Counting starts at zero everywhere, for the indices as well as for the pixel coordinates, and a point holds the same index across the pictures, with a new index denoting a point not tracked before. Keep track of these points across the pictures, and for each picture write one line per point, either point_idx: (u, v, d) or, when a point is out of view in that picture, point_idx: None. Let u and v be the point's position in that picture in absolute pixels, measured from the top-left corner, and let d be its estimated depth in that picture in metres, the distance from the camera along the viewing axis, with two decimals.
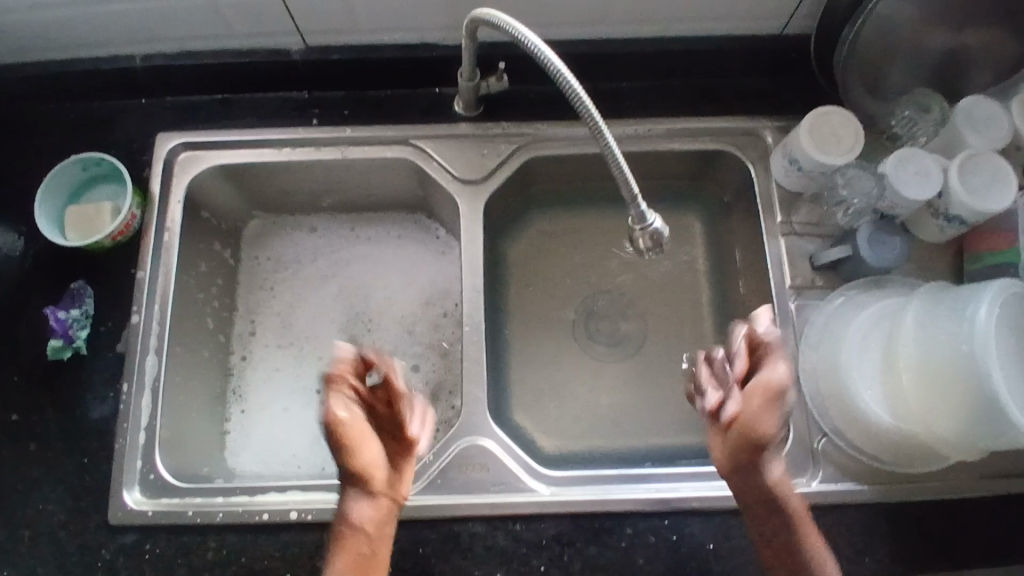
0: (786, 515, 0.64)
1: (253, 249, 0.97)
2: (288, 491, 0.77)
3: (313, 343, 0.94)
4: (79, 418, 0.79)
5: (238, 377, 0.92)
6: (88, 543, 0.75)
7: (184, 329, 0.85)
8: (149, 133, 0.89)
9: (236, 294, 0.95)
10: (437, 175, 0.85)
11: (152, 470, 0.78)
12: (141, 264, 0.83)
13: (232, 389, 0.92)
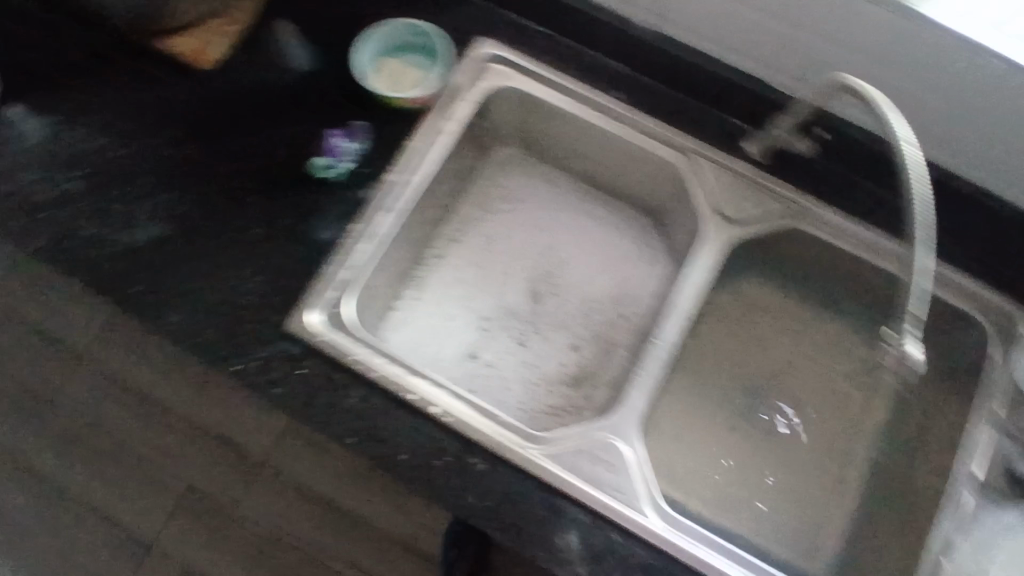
0: None
1: (490, 171, 1.04)
2: (438, 387, 0.81)
3: (501, 275, 1.01)
4: (305, 230, 0.86)
5: (427, 268, 1.01)
6: (261, 334, 0.82)
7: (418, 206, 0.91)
8: (477, 30, 0.95)
9: (460, 201, 1.03)
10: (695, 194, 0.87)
11: (339, 306, 0.84)
12: (416, 135, 0.89)
13: (417, 274, 1.00)
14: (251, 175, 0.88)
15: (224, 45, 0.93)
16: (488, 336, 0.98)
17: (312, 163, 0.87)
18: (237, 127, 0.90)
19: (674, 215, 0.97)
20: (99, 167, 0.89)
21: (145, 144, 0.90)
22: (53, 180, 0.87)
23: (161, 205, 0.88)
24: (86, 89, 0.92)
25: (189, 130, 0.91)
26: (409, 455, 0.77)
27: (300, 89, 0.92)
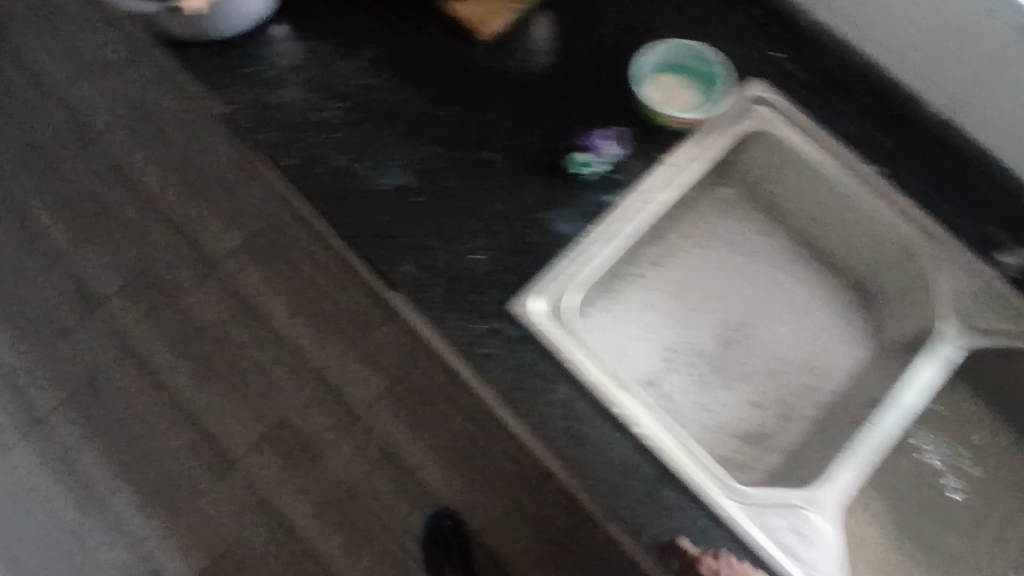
0: None
1: (702, 205, 1.04)
2: (643, 411, 0.80)
3: (692, 311, 1.00)
4: (544, 217, 0.86)
5: (622, 283, 0.99)
6: (482, 308, 0.81)
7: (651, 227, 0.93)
8: (751, 68, 0.94)
9: (670, 225, 1.02)
10: (944, 300, 0.87)
11: (561, 300, 0.83)
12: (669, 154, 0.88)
13: (610, 287, 0.98)
14: (504, 152, 0.88)
15: (507, 22, 0.94)
16: (671, 368, 0.97)
17: (570, 156, 0.87)
18: (498, 101, 0.91)
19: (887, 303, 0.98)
20: (359, 106, 0.91)
21: (406, 95, 0.91)
22: (315, 110, 0.90)
23: (409, 158, 0.88)
24: (363, 30, 0.95)
25: (452, 92, 0.91)
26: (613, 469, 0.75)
27: (567, 79, 0.92)
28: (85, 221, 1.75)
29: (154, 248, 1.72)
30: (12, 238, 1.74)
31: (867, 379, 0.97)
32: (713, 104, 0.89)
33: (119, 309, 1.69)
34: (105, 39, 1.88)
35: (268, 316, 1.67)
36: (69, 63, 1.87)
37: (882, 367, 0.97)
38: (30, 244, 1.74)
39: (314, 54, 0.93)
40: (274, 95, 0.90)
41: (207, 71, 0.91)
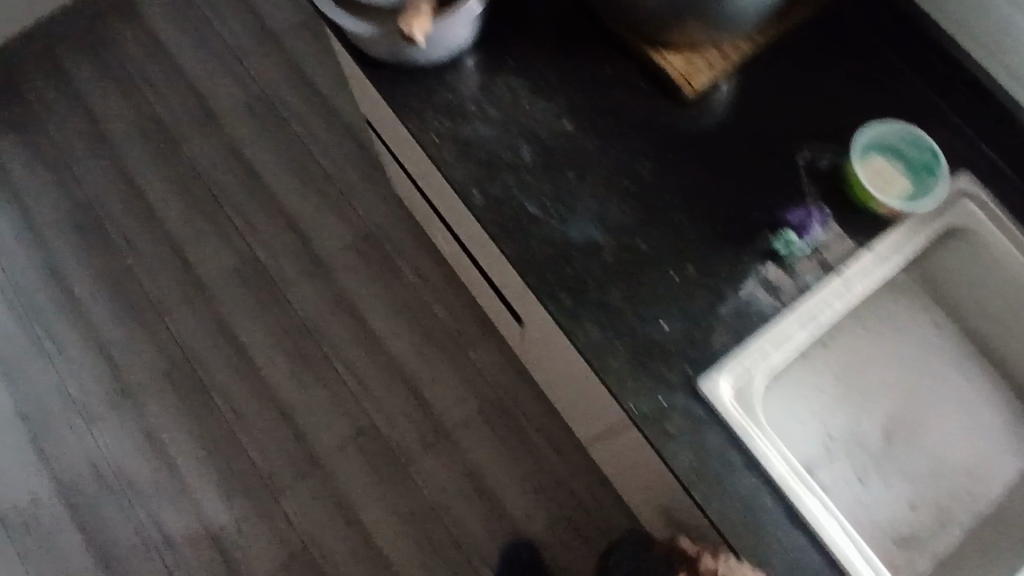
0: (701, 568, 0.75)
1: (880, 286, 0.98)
2: (823, 511, 0.76)
3: (856, 398, 0.96)
4: (735, 289, 0.82)
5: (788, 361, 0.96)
6: (666, 376, 0.78)
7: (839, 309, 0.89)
8: (959, 160, 0.90)
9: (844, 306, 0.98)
10: None
11: (744, 380, 0.80)
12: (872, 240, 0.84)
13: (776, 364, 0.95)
14: (696, 213, 0.85)
15: (708, 74, 0.90)
16: (829, 455, 0.93)
17: (779, 233, 0.83)
18: (693, 161, 0.88)
19: None
20: (551, 148, 0.89)
21: (601, 145, 0.89)
22: (507, 149, 0.89)
23: (599, 209, 0.86)
24: (558, 68, 0.92)
25: (646, 145, 0.89)
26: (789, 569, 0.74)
27: (766, 146, 0.89)
28: (201, 205, 1.77)
29: (266, 237, 1.74)
30: (130, 213, 1.77)
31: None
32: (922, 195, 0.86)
33: (224, 296, 1.70)
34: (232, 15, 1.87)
35: (370, 322, 1.68)
36: (194, 40, 1.86)
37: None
38: (146, 222, 1.76)
39: (507, 88, 0.91)
40: (468, 129, 0.90)
41: (403, 99, 0.91)
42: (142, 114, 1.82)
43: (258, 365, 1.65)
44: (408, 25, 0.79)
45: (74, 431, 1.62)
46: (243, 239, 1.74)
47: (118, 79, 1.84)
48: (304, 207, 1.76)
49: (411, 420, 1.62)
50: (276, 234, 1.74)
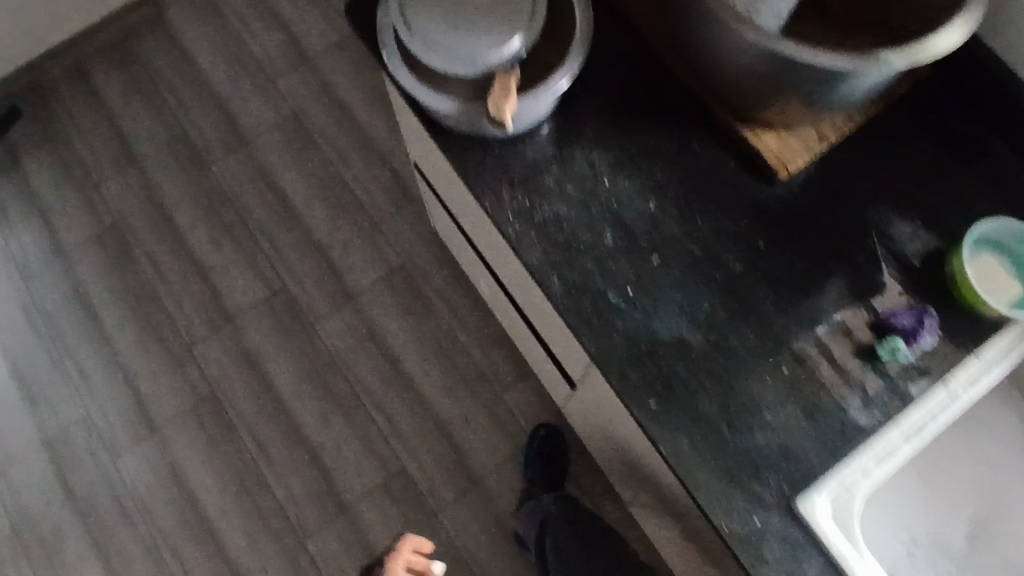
0: None
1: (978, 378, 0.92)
2: None
3: (938, 495, 0.92)
4: (834, 400, 0.77)
5: None
6: (759, 496, 0.73)
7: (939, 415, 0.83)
8: None
9: None
10: None
11: (839, 498, 0.75)
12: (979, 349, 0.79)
13: None
14: (790, 311, 0.80)
15: (805, 155, 0.84)
16: (910, 558, 0.89)
17: (888, 334, 0.77)
18: (788, 252, 0.82)
19: None
20: (635, 231, 0.82)
21: (688, 230, 0.82)
22: (588, 230, 0.82)
23: (687, 304, 0.79)
24: (643, 140, 0.86)
25: (738, 232, 0.83)
26: None
27: (867, 237, 0.83)
28: (227, 227, 1.69)
29: (297, 265, 1.67)
30: (153, 232, 1.69)
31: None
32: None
33: (250, 326, 1.63)
34: (265, 30, 1.79)
35: (402, 359, 1.60)
36: (225, 53, 1.78)
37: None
38: (169, 242, 1.69)
39: (588, 161, 0.85)
40: (545, 206, 0.83)
41: (476, 168, 0.85)
42: (170, 129, 1.75)
43: (285, 401, 1.58)
44: (495, 106, 0.76)
45: (95, 463, 1.56)
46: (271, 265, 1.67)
47: (146, 93, 1.77)
48: (335, 234, 1.69)
49: (443, 466, 1.55)
50: (306, 262, 1.67)
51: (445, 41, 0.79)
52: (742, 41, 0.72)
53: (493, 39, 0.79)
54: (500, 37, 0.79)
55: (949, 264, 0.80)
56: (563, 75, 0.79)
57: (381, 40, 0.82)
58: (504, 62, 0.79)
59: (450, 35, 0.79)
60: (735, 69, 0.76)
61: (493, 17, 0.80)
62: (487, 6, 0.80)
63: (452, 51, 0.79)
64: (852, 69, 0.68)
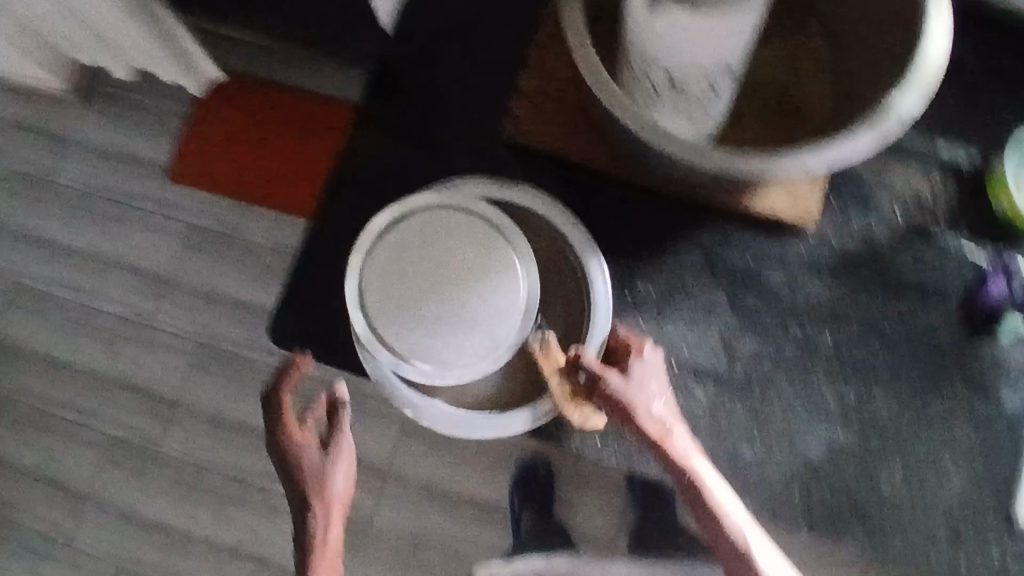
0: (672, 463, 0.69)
1: None
2: None
3: None
4: (990, 402, 0.75)
5: None
6: (986, 535, 0.73)
7: None
8: None
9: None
10: None
11: None
12: None
13: None
14: (902, 348, 0.76)
15: (816, 192, 0.76)
16: None
17: (1008, 319, 0.75)
18: (861, 290, 0.77)
19: None
20: (723, 371, 0.76)
21: (765, 333, 0.77)
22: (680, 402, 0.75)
23: (815, 406, 0.75)
24: (662, 275, 0.78)
25: (806, 304, 0.77)
26: None
27: (910, 226, 0.78)
28: (220, 496, 1.43)
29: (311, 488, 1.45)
30: (151, 556, 1.44)
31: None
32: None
33: None
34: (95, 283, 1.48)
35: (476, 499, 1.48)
36: (77, 334, 1.48)
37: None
38: (173, 555, 1.44)
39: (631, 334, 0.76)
40: None
41: (538, 414, 0.74)
42: (89, 441, 1.47)
43: None
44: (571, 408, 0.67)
45: None
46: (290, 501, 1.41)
47: (39, 424, 1.48)
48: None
49: None
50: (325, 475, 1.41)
51: (450, 351, 0.70)
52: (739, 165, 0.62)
53: (498, 320, 0.70)
54: (503, 316, 0.71)
55: (996, 204, 0.77)
56: (597, 303, 0.76)
57: (377, 376, 0.74)
58: (533, 337, 0.71)
59: (451, 341, 0.70)
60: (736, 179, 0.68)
61: (482, 296, 0.71)
62: (467, 285, 0.71)
63: (468, 351, 0.70)
64: (858, 159, 0.61)
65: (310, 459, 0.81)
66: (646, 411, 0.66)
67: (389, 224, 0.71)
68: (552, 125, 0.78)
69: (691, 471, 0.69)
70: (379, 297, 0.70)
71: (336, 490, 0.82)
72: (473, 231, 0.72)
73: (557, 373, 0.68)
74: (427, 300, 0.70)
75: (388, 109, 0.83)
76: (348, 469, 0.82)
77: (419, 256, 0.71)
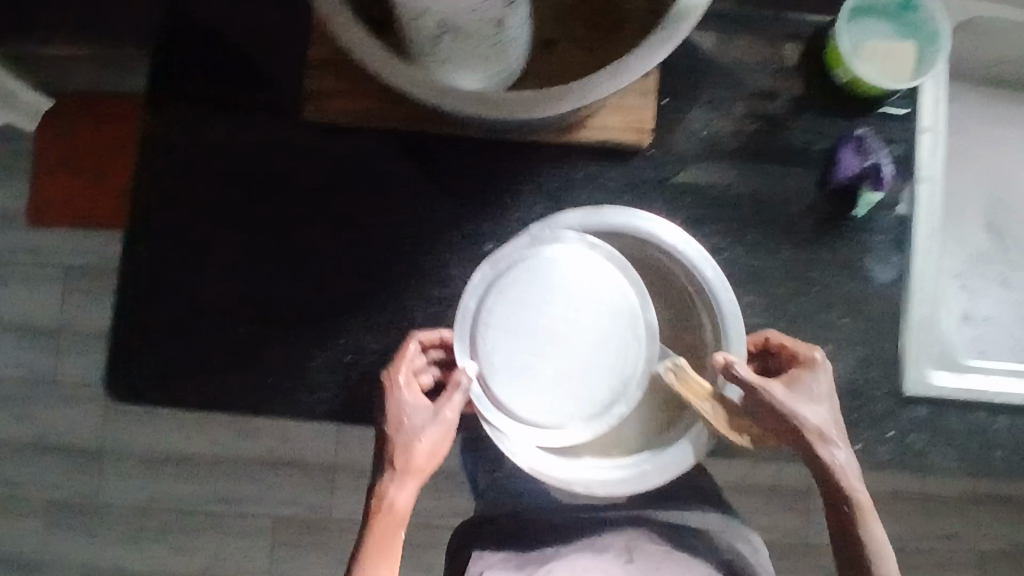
0: (836, 488, 0.59)
1: None
2: None
3: (959, 222, 0.90)
4: (859, 282, 0.72)
5: None
6: (879, 413, 0.72)
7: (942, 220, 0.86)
8: None
9: None
10: None
11: (932, 352, 0.74)
12: (901, 128, 0.74)
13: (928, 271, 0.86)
14: (763, 248, 0.73)
15: (649, 104, 0.71)
16: (970, 291, 0.89)
17: (859, 198, 0.72)
18: (712, 196, 0.74)
19: None
20: None
21: None
22: None
23: None
24: (506, 230, 0.73)
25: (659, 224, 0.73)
26: None
27: (748, 119, 0.74)
28: None
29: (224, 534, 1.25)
30: None
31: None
32: (939, 51, 0.72)
33: None
34: None
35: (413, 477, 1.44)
36: None
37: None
38: None
39: None
40: None
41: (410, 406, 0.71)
42: None
43: None
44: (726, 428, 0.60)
45: None
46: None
47: None
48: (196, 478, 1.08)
49: None
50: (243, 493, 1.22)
51: (567, 399, 0.59)
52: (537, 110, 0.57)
53: (625, 356, 0.60)
54: (627, 349, 0.60)
55: (836, 75, 0.73)
56: (721, 300, 0.63)
57: (536, 470, 0.61)
58: (665, 367, 0.61)
59: (586, 398, 0.59)
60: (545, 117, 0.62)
61: (592, 327, 0.59)
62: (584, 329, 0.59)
63: (575, 397, 0.59)
64: (643, 77, 0.56)
65: (412, 408, 0.62)
66: (807, 416, 0.59)
67: (483, 285, 0.60)
68: (353, 94, 0.71)
69: (855, 496, 0.59)
70: (489, 363, 0.59)
71: (411, 451, 0.61)
72: (591, 263, 0.60)
73: (706, 399, 0.60)
74: (535, 342, 0.59)
75: (176, 113, 0.73)
76: (444, 442, 0.62)
77: (522, 312, 0.59)
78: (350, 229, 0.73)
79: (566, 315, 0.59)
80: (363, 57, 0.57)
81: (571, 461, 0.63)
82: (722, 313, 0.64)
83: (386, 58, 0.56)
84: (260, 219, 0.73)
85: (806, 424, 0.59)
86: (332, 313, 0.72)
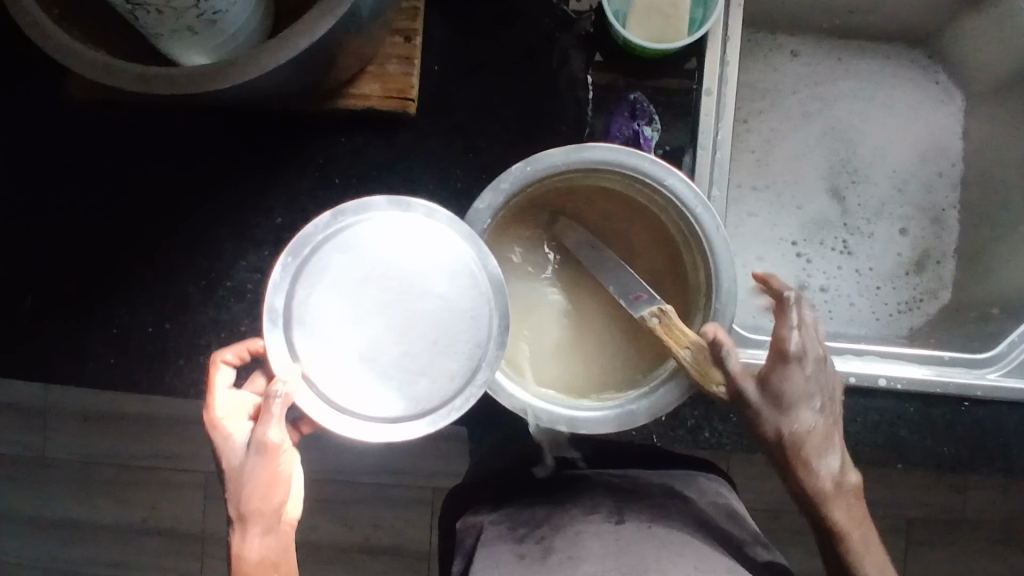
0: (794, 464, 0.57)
1: (748, 86, 0.86)
2: (869, 357, 0.71)
3: (794, 185, 0.86)
4: None
5: (742, 225, 0.85)
6: None
7: (763, 185, 0.86)
8: None
9: (748, 138, 0.86)
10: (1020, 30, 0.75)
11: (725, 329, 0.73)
12: (685, 93, 0.71)
13: (747, 237, 0.85)
14: None
15: (411, 71, 0.69)
16: (806, 259, 0.86)
17: None
18: (487, 164, 0.72)
19: (935, 44, 0.85)
20: None
21: None
22: None
23: None
24: (276, 201, 0.72)
25: (433, 193, 0.72)
26: (866, 424, 0.73)
27: (526, 85, 0.72)
28: None
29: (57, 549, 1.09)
30: None
31: (984, 129, 0.84)
32: (708, 3, 0.68)
33: None
34: None
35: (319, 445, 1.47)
36: None
37: (983, 107, 0.84)
38: None
39: (257, 270, 0.72)
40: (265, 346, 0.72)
41: (183, 374, 0.73)
42: None
43: None
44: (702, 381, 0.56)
45: None
46: (55, 527, 1.08)
47: None
48: (57, 417, 1.06)
49: None
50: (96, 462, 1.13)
51: (441, 369, 0.53)
52: (222, 83, 0.54)
53: (475, 316, 0.53)
54: (476, 312, 0.53)
55: (613, 34, 0.69)
56: (710, 240, 0.58)
57: (521, 408, 0.58)
58: (651, 315, 0.57)
59: (439, 374, 0.53)
60: (259, 85, 0.59)
61: (442, 288, 0.53)
62: (417, 301, 0.53)
63: (458, 359, 0.53)
64: (336, 24, 0.54)
65: (232, 448, 0.54)
66: (771, 394, 0.56)
67: (286, 280, 0.52)
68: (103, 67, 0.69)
69: (804, 473, 0.56)
70: (316, 362, 0.52)
71: (242, 499, 0.52)
72: (406, 228, 0.54)
73: (687, 346, 0.56)
74: (375, 325, 0.52)
75: None
76: (276, 474, 0.53)
77: (342, 298, 0.52)
78: (124, 205, 0.73)
79: (400, 287, 0.52)
80: (32, 28, 0.53)
81: (541, 409, 0.59)
82: (710, 254, 0.59)
83: (56, 33, 0.52)
84: (38, 197, 0.74)
85: (773, 404, 0.56)
86: (108, 288, 0.74)
